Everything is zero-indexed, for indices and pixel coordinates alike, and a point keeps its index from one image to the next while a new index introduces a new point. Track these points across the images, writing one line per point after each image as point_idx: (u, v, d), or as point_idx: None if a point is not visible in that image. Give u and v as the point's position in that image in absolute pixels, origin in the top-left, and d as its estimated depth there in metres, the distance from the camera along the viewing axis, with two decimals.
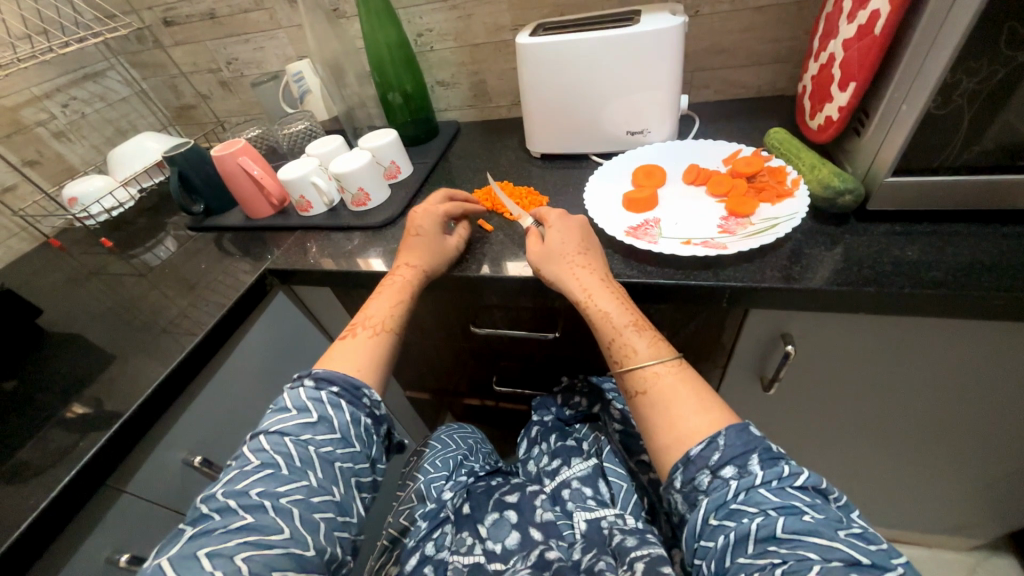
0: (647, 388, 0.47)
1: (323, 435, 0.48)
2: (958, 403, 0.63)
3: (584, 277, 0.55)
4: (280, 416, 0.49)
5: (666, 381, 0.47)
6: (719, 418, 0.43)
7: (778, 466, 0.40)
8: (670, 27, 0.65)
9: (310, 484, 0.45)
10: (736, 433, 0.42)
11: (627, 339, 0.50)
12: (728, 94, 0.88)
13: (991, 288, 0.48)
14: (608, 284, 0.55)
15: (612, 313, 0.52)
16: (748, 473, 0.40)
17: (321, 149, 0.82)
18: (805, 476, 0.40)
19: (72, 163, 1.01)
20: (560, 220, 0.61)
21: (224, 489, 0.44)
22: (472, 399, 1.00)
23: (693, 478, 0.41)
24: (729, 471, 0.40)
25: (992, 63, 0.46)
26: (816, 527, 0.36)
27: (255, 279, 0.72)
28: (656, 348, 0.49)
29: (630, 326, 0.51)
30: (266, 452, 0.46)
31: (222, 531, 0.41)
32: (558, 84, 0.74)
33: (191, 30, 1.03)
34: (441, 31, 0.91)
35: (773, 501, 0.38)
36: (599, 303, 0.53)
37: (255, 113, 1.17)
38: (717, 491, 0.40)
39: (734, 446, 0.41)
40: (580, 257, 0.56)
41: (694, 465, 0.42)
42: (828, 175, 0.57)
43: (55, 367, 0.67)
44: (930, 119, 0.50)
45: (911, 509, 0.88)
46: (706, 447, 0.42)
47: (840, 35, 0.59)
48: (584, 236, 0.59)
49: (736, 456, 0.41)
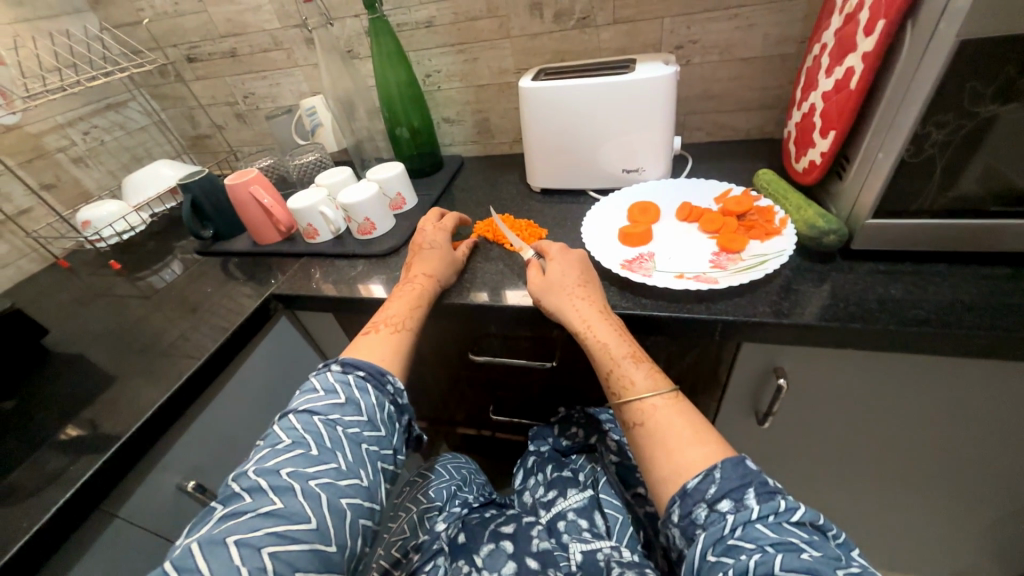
0: (643, 419, 0.48)
1: (350, 417, 0.49)
2: (953, 440, 0.63)
3: (584, 308, 0.56)
4: (308, 397, 0.50)
5: (663, 414, 0.48)
6: (713, 451, 0.44)
7: (775, 501, 0.40)
8: (663, 76, 0.70)
9: (338, 467, 0.46)
10: (732, 466, 0.42)
11: (624, 370, 0.51)
12: (719, 136, 0.92)
13: (974, 326, 0.50)
14: (607, 316, 0.56)
15: (611, 344, 0.53)
16: (744, 507, 0.40)
17: (330, 180, 0.85)
18: (801, 511, 0.40)
19: (88, 187, 1.05)
20: (561, 254, 0.63)
21: (257, 468, 0.44)
22: (469, 428, 0.99)
23: (690, 511, 0.42)
24: (725, 505, 0.40)
25: (958, 117, 0.49)
26: (814, 564, 0.36)
27: (259, 304, 0.74)
28: (653, 380, 0.50)
29: (628, 358, 0.52)
30: (298, 430, 0.47)
31: (253, 514, 0.41)
32: (558, 124, 0.78)
33: (212, 66, 1.09)
34: (448, 72, 0.97)
35: (771, 537, 0.38)
36: (598, 333, 0.54)
37: (267, 144, 1.22)
38: (715, 525, 0.40)
39: (730, 479, 0.41)
40: (580, 289, 0.58)
41: (691, 498, 0.42)
42: (813, 215, 0.60)
43: (56, 386, 0.67)
44: (905, 166, 0.53)
45: (916, 551, 0.85)
46: (703, 480, 0.42)
47: (820, 87, 0.63)
48: (584, 271, 0.61)
49: (733, 490, 0.41)
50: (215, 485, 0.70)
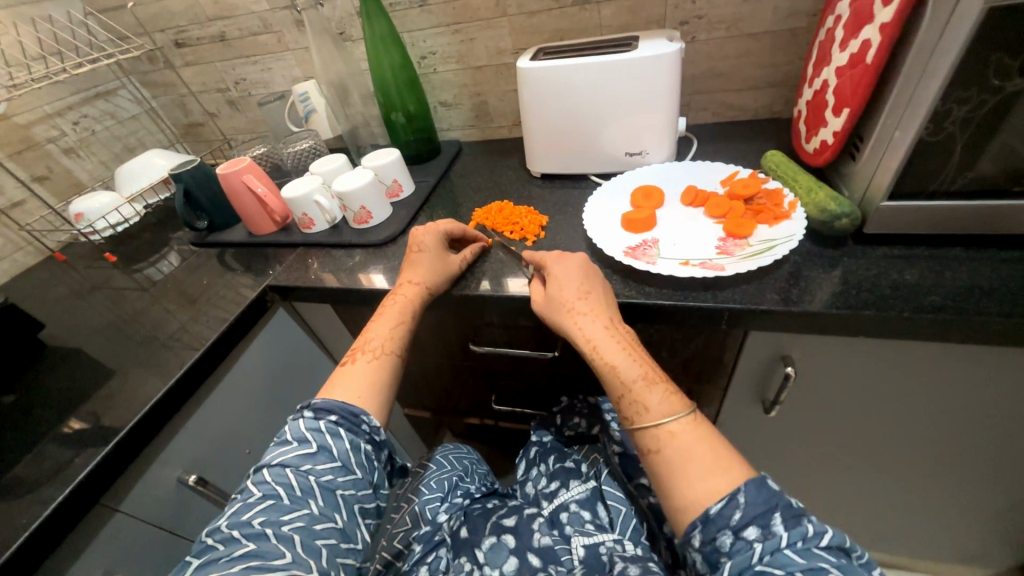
0: (661, 447, 0.45)
1: (324, 465, 0.47)
2: (962, 428, 0.62)
3: (589, 325, 0.52)
4: (281, 448, 0.48)
5: (684, 439, 0.44)
6: (733, 476, 0.42)
7: (803, 526, 0.39)
8: (668, 53, 0.66)
9: (311, 511, 0.45)
10: (756, 489, 0.40)
11: (637, 395, 0.48)
12: (726, 116, 0.89)
13: (992, 313, 0.48)
14: (616, 331, 0.52)
15: (621, 366, 0.49)
16: (772, 535, 0.38)
17: (325, 168, 0.83)
18: (830, 535, 0.38)
19: (80, 179, 1.03)
20: (560, 259, 0.59)
21: (229, 521, 0.43)
22: (472, 418, 0.99)
23: (714, 538, 0.40)
24: (752, 532, 0.39)
25: (982, 93, 0.46)
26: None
27: (256, 295, 0.72)
28: (671, 401, 0.47)
29: (640, 380, 0.48)
30: (268, 484, 0.45)
31: (226, 559, 0.40)
32: (558, 106, 0.75)
33: (202, 52, 1.06)
34: (444, 54, 0.93)
35: (800, 564, 0.37)
36: (606, 354, 0.51)
37: (261, 131, 1.19)
38: (741, 554, 0.39)
39: (755, 504, 0.40)
40: (585, 302, 0.54)
41: (714, 524, 0.40)
42: (825, 198, 0.58)
43: (54, 381, 0.66)
44: (924, 145, 0.51)
45: (920, 536, 0.85)
46: (726, 505, 0.40)
47: (834, 62, 0.60)
48: (587, 279, 0.56)
49: (759, 516, 0.39)
50: (217, 478, 0.70)
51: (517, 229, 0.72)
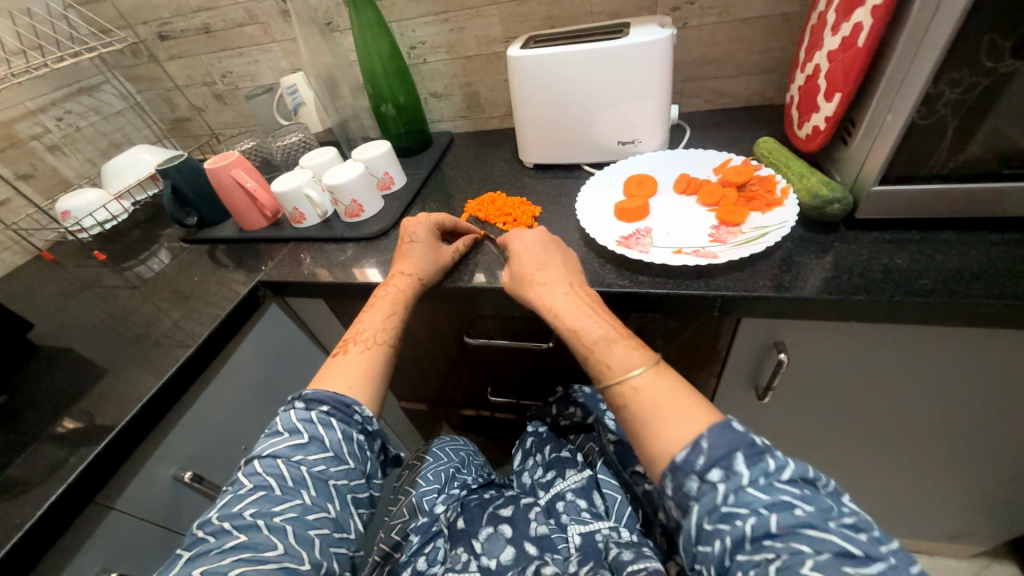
0: (628, 402, 0.45)
1: (315, 455, 0.47)
2: (951, 410, 0.63)
3: (551, 293, 0.54)
4: (272, 439, 0.48)
5: (650, 390, 0.44)
6: (697, 417, 0.41)
7: (765, 462, 0.38)
8: (660, 39, 0.66)
9: (304, 502, 0.45)
10: (719, 432, 0.40)
11: (601, 355, 0.48)
12: (718, 103, 0.88)
13: (981, 295, 0.48)
14: (577, 297, 0.53)
15: (583, 329, 0.50)
16: (734, 475, 0.38)
17: (315, 161, 0.82)
18: (792, 468, 0.38)
19: (66, 176, 1.01)
20: (520, 234, 0.61)
21: (220, 513, 0.43)
22: (469, 410, 0.99)
23: (682, 484, 0.39)
24: (717, 475, 0.38)
25: (974, 74, 0.46)
26: (808, 521, 0.36)
27: (247, 291, 0.72)
28: (635, 356, 0.47)
29: (602, 340, 0.49)
30: (259, 475, 0.45)
31: (217, 551, 0.41)
32: (550, 96, 0.74)
33: (186, 44, 1.03)
34: (433, 43, 0.92)
35: (763, 500, 0.37)
36: (568, 319, 0.51)
37: (250, 125, 1.17)
38: (707, 496, 0.38)
39: (718, 447, 0.39)
40: (545, 273, 0.56)
41: (681, 471, 0.39)
42: (817, 183, 0.58)
43: (45, 381, 0.66)
44: (915, 128, 0.51)
45: (911, 516, 0.87)
46: (691, 451, 0.39)
47: (826, 46, 0.60)
48: (547, 251, 0.58)
49: (722, 458, 0.38)
50: (214, 474, 0.70)
51: (510, 220, 0.72)
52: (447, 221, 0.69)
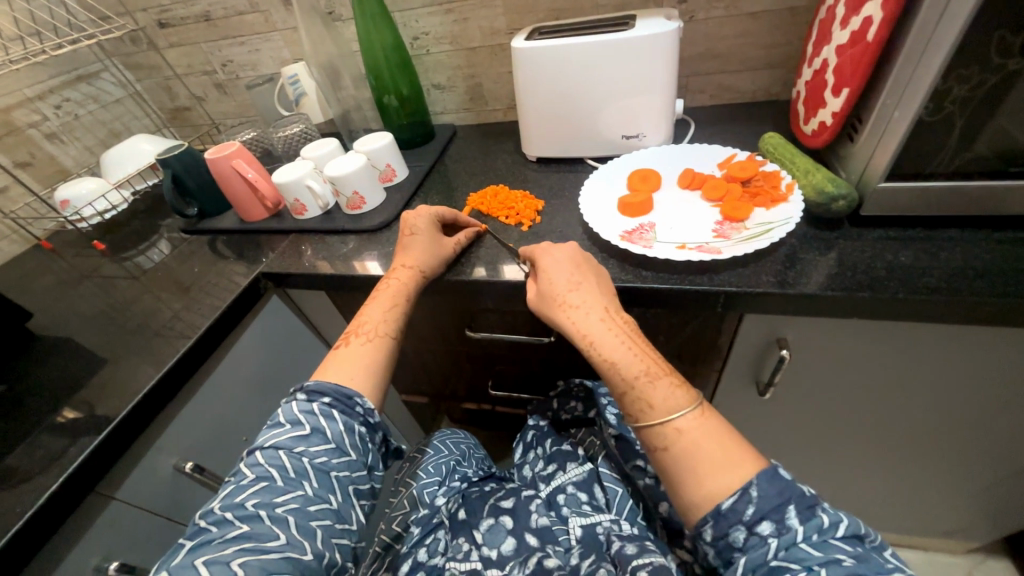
0: (670, 444, 0.44)
1: (317, 447, 0.47)
2: (951, 408, 0.63)
3: (586, 319, 0.51)
4: (274, 431, 0.48)
5: (693, 433, 0.44)
6: (744, 466, 0.41)
7: (817, 517, 0.39)
8: (667, 32, 0.65)
9: (306, 493, 0.45)
10: (768, 481, 0.40)
11: (641, 391, 0.47)
12: (723, 98, 0.88)
13: (986, 293, 0.48)
14: (613, 325, 0.51)
15: (622, 363, 0.48)
16: (787, 530, 0.39)
17: (316, 152, 0.81)
18: (844, 524, 0.39)
19: (65, 165, 1.01)
20: (550, 250, 0.58)
21: (222, 503, 0.43)
22: (469, 403, 0.99)
23: (727, 534, 0.40)
24: (767, 528, 0.39)
25: (984, 71, 0.46)
26: (858, 574, 0.36)
27: (249, 282, 0.71)
28: (677, 395, 0.46)
29: (642, 376, 0.47)
30: (260, 466, 0.45)
31: (218, 541, 0.41)
32: (554, 89, 0.74)
33: (186, 32, 1.02)
34: (437, 34, 0.91)
35: (817, 557, 0.37)
36: (604, 350, 0.49)
37: (250, 116, 1.16)
38: (756, 549, 0.39)
39: (767, 498, 0.39)
40: (579, 297, 0.53)
41: (727, 519, 0.40)
42: (822, 179, 0.57)
43: (45, 370, 0.66)
44: (922, 125, 0.50)
45: (907, 512, 0.88)
46: (738, 500, 0.40)
47: (834, 40, 0.59)
48: (578, 270, 0.55)
49: (773, 511, 0.39)
50: (215, 464, 0.70)
51: (513, 214, 0.71)
52: (444, 214, 0.68)
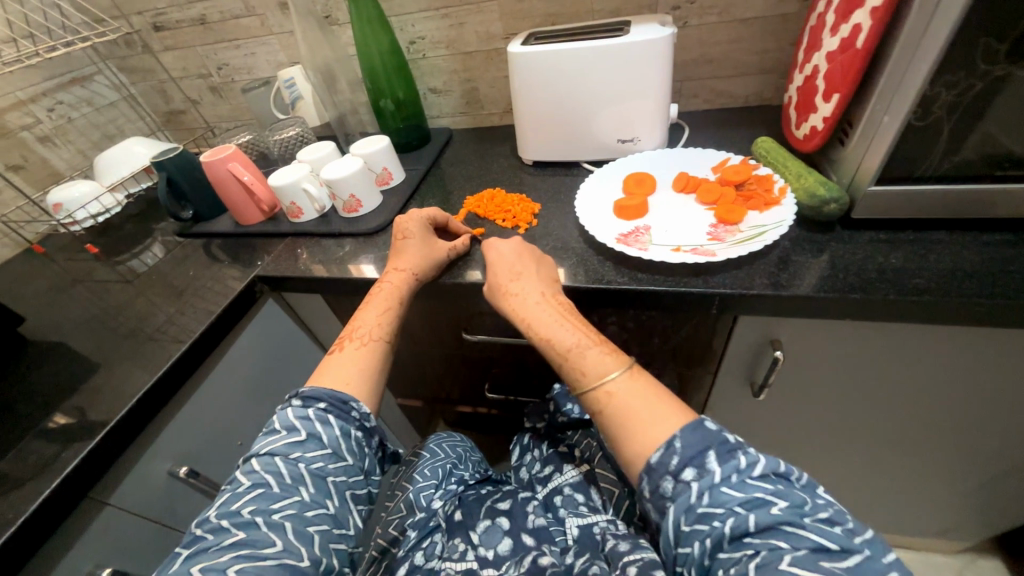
0: (603, 407, 0.46)
1: (314, 452, 0.47)
2: (943, 409, 0.64)
3: (521, 299, 0.54)
4: (269, 437, 0.48)
5: (624, 394, 0.45)
6: (673, 418, 0.43)
7: (736, 459, 0.39)
8: (660, 38, 0.66)
9: (302, 499, 0.44)
10: (692, 431, 0.41)
11: (574, 362, 0.49)
12: (716, 103, 0.89)
13: (974, 294, 0.49)
14: (547, 304, 0.53)
15: (555, 338, 0.50)
16: (707, 473, 0.39)
17: (312, 155, 0.81)
18: (762, 463, 0.39)
19: (57, 168, 1.00)
20: (492, 241, 0.61)
21: (218, 511, 0.43)
22: (465, 406, 0.99)
23: (658, 485, 0.40)
24: (689, 474, 0.39)
25: (970, 77, 0.47)
26: (784, 517, 0.36)
27: (244, 286, 0.71)
28: (608, 362, 0.48)
29: (575, 347, 0.49)
30: (257, 473, 0.45)
31: (215, 548, 0.40)
32: (550, 93, 0.74)
33: (182, 35, 1.02)
34: (433, 39, 0.91)
35: (737, 498, 0.37)
36: (539, 327, 0.52)
37: (246, 119, 1.16)
38: (682, 496, 0.39)
39: (690, 446, 0.40)
40: (514, 278, 0.56)
41: (657, 472, 0.40)
42: (814, 183, 0.58)
43: (36, 376, 0.65)
44: (911, 129, 0.51)
45: (901, 512, 0.88)
46: (665, 452, 0.40)
47: (824, 47, 0.60)
48: (517, 255, 0.58)
49: (695, 457, 0.39)
50: (210, 469, 0.69)
51: (509, 217, 0.72)
52: (434, 214, 0.68)
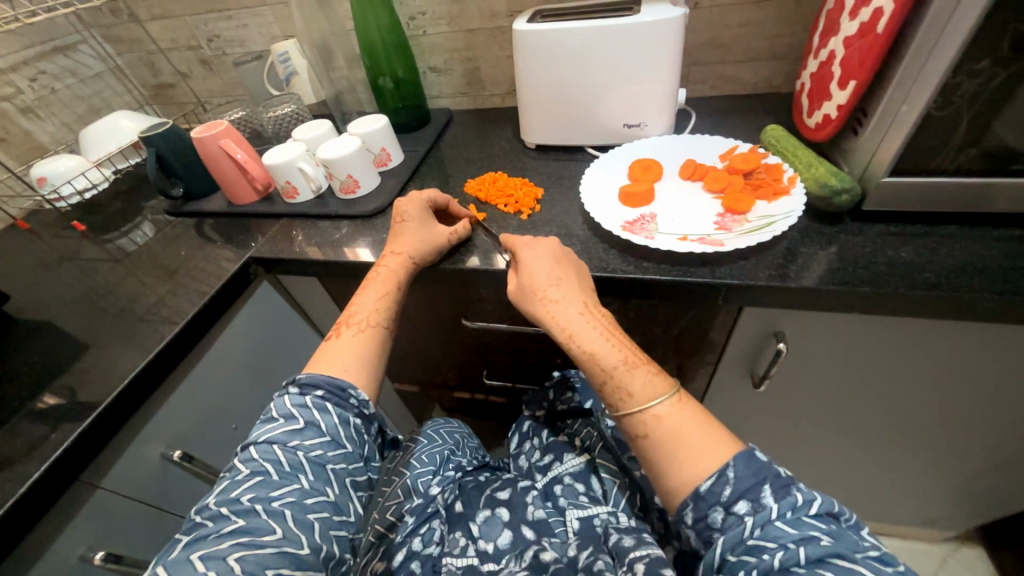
0: (650, 430, 0.44)
1: (313, 440, 0.46)
2: (940, 403, 0.64)
3: (563, 311, 0.51)
4: (266, 425, 0.47)
5: (673, 417, 0.44)
6: (723, 446, 0.42)
7: (791, 496, 0.39)
8: (672, 18, 0.64)
9: (302, 486, 0.44)
10: (744, 461, 0.40)
11: (620, 381, 0.46)
12: (724, 89, 0.87)
13: (983, 290, 0.49)
14: (589, 315, 0.51)
15: (599, 353, 0.48)
16: (761, 507, 0.39)
17: (309, 134, 0.79)
18: (818, 502, 0.39)
19: (41, 141, 0.96)
20: (529, 243, 0.56)
21: (217, 498, 0.42)
22: (462, 393, 0.99)
23: (705, 515, 0.40)
24: (742, 506, 0.39)
25: (994, 65, 0.46)
26: (834, 550, 0.36)
27: (238, 268, 0.69)
28: (654, 383, 0.46)
29: (621, 365, 0.47)
30: (255, 461, 0.44)
31: (214, 535, 0.39)
32: (556, 75, 0.72)
33: (170, 4, 0.97)
34: (435, 14, 0.88)
35: (791, 534, 0.37)
36: (584, 343, 0.49)
37: (238, 94, 1.12)
38: (732, 529, 0.39)
39: (744, 478, 0.40)
40: (555, 286, 0.52)
41: (705, 501, 0.40)
42: (825, 173, 0.57)
43: (23, 356, 0.63)
44: (929, 119, 0.50)
45: (889, 502, 0.90)
46: (716, 482, 0.40)
47: (841, 31, 0.58)
48: (558, 262, 0.54)
49: (748, 490, 0.39)
50: (203, 452, 0.68)
51: (512, 202, 0.70)
52: (438, 199, 0.67)
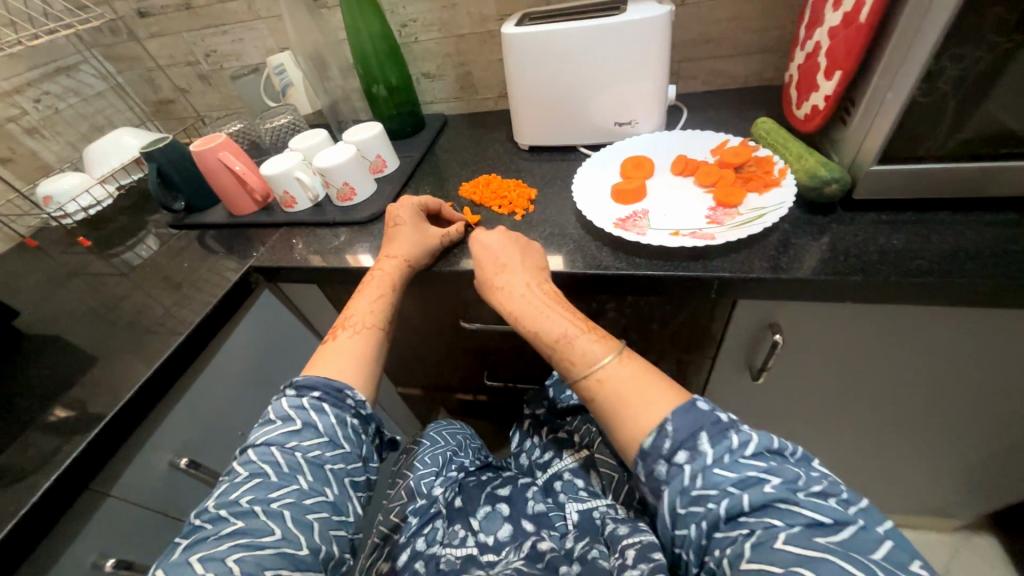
0: (596, 395, 0.46)
1: (310, 441, 0.47)
2: (942, 389, 0.64)
3: (509, 292, 0.54)
4: (265, 428, 0.48)
5: (616, 378, 0.45)
6: (665, 400, 0.42)
7: (728, 439, 0.39)
8: (657, 16, 0.64)
9: (301, 487, 0.44)
10: (683, 414, 0.41)
11: (565, 353, 0.48)
12: (716, 84, 0.87)
13: (975, 274, 0.49)
14: (533, 293, 0.53)
15: (544, 329, 0.50)
16: (699, 455, 0.39)
17: (305, 143, 0.80)
18: (756, 442, 0.39)
19: (47, 160, 0.99)
20: (478, 234, 0.60)
21: (216, 500, 0.43)
22: (465, 394, 0.99)
23: (653, 469, 0.40)
24: (682, 457, 0.39)
25: (978, 50, 0.46)
26: (778, 495, 0.36)
27: (239, 277, 0.71)
28: (598, 348, 0.47)
29: (564, 338, 0.49)
30: (254, 463, 0.45)
31: (213, 537, 0.40)
32: (545, 76, 0.73)
33: (168, 22, 0.99)
34: (425, 21, 0.89)
35: (730, 479, 0.37)
36: (529, 321, 0.51)
37: (236, 107, 1.14)
38: (676, 479, 0.39)
39: (682, 429, 0.40)
40: (501, 271, 0.56)
41: (650, 456, 0.40)
42: (815, 164, 0.57)
43: (34, 370, 0.65)
44: (915, 106, 0.50)
45: (896, 491, 0.89)
46: (656, 436, 0.40)
47: (826, 23, 0.59)
48: (503, 247, 0.58)
49: (687, 440, 0.39)
50: (210, 459, 0.70)
51: (506, 203, 0.71)
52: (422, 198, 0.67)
